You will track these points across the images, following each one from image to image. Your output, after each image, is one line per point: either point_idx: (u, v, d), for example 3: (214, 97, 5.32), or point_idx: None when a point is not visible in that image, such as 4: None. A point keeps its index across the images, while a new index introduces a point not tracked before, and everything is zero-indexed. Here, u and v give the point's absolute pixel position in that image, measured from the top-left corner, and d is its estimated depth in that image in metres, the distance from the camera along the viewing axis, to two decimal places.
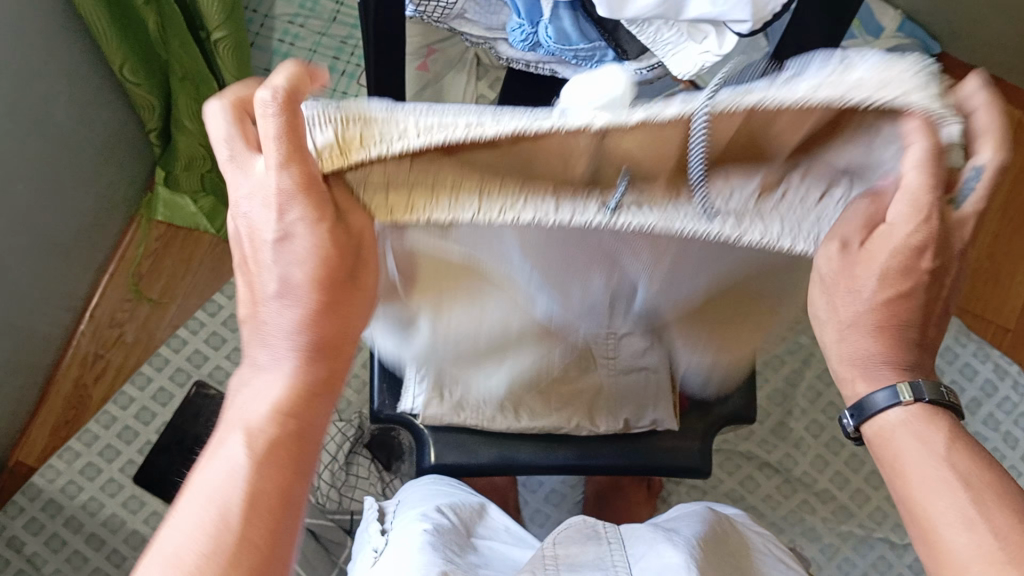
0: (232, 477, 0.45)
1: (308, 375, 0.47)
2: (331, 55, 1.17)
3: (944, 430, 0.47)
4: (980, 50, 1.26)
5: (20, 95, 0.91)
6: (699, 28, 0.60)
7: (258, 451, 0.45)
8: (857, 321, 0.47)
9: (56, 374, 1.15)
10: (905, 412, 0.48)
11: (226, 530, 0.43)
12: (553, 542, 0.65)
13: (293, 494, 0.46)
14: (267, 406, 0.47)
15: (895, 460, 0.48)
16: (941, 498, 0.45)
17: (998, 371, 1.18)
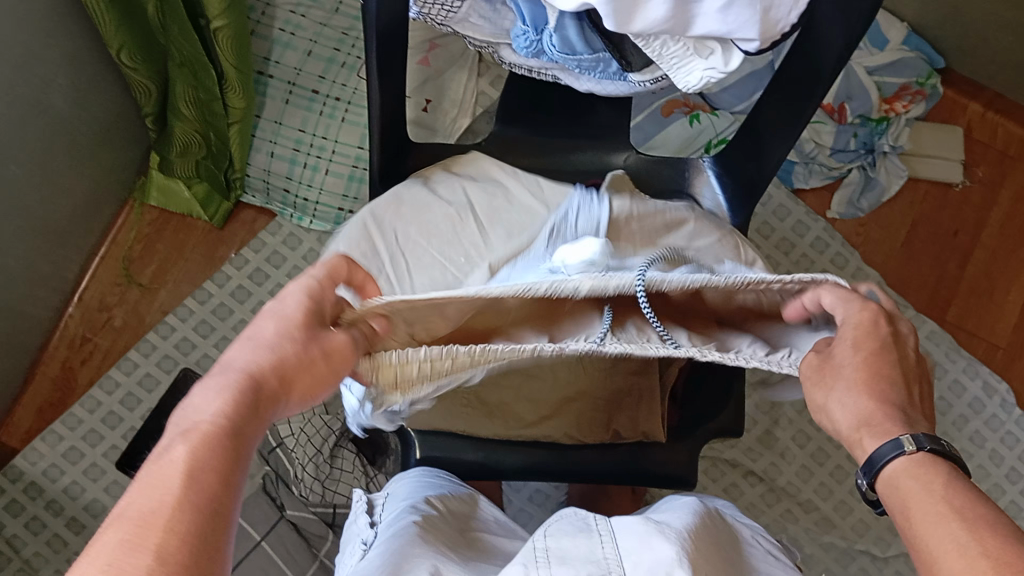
0: (163, 463, 0.36)
1: (252, 384, 0.41)
2: (332, 47, 1.16)
3: (946, 474, 0.44)
4: (983, 67, 1.26)
5: (14, 75, 0.89)
6: (706, 45, 0.59)
7: (195, 437, 0.37)
8: (849, 389, 0.49)
9: (42, 355, 1.14)
10: (907, 461, 0.45)
11: (157, 513, 0.34)
12: (544, 534, 0.62)
13: (228, 492, 0.36)
14: (208, 403, 0.39)
15: (901, 510, 0.44)
16: (942, 529, 0.41)
17: (987, 389, 1.18)
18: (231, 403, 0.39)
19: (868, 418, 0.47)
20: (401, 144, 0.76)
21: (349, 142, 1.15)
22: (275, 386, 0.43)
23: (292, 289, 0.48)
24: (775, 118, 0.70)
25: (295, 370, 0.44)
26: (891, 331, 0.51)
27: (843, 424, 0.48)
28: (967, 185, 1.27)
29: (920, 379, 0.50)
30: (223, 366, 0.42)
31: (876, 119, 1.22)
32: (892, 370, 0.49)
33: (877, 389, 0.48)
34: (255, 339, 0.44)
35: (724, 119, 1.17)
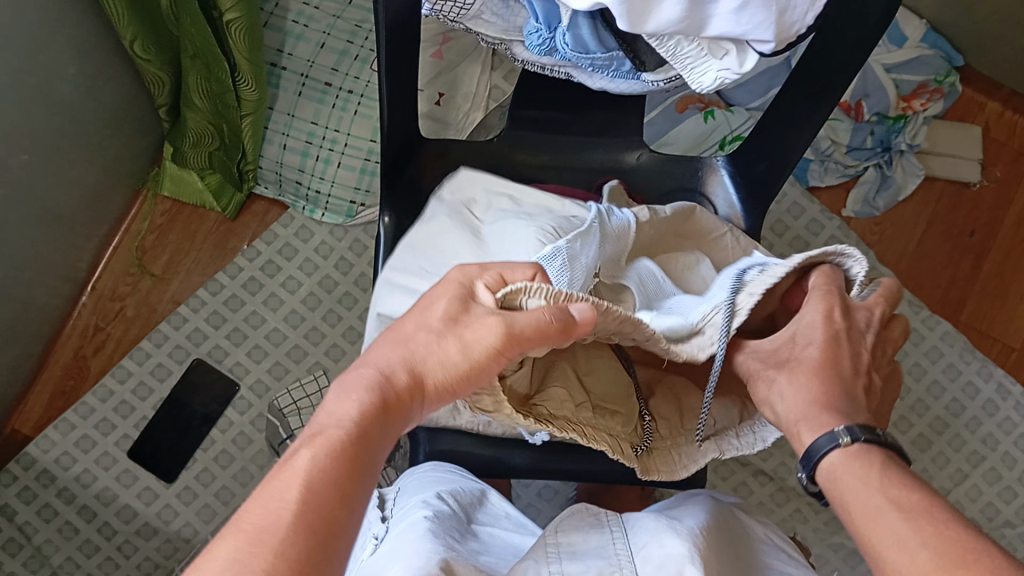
0: (290, 471, 0.41)
1: (382, 393, 0.46)
2: (345, 39, 1.16)
3: (879, 461, 0.48)
4: (1001, 65, 1.24)
5: (28, 68, 0.90)
6: (720, 45, 0.59)
7: (320, 447, 0.42)
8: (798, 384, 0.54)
9: (55, 344, 1.15)
10: (842, 453, 0.49)
11: (277, 525, 0.38)
12: (555, 529, 0.62)
13: (345, 500, 0.41)
14: (339, 416, 0.44)
15: (838, 495, 0.48)
16: (878, 521, 0.44)
17: (1001, 391, 1.17)
18: (363, 420, 0.44)
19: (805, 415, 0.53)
20: (412, 141, 0.76)
21: (361, 135, 1.15)
22: (407, 385, 0.47)
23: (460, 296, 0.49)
24: (789, 119, 0.69)
25: (433, 373, 0.47)
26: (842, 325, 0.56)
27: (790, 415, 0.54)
28: (982, 184, 1.26)
29: (866, 374, 0.56)
30: (365, 365, 0.48)
31: (893, 116, 1.22)
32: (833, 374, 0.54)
33: (823, 385, 0.54)
34: (401, 343, 0.48)
35: (739, 115, 1.16)
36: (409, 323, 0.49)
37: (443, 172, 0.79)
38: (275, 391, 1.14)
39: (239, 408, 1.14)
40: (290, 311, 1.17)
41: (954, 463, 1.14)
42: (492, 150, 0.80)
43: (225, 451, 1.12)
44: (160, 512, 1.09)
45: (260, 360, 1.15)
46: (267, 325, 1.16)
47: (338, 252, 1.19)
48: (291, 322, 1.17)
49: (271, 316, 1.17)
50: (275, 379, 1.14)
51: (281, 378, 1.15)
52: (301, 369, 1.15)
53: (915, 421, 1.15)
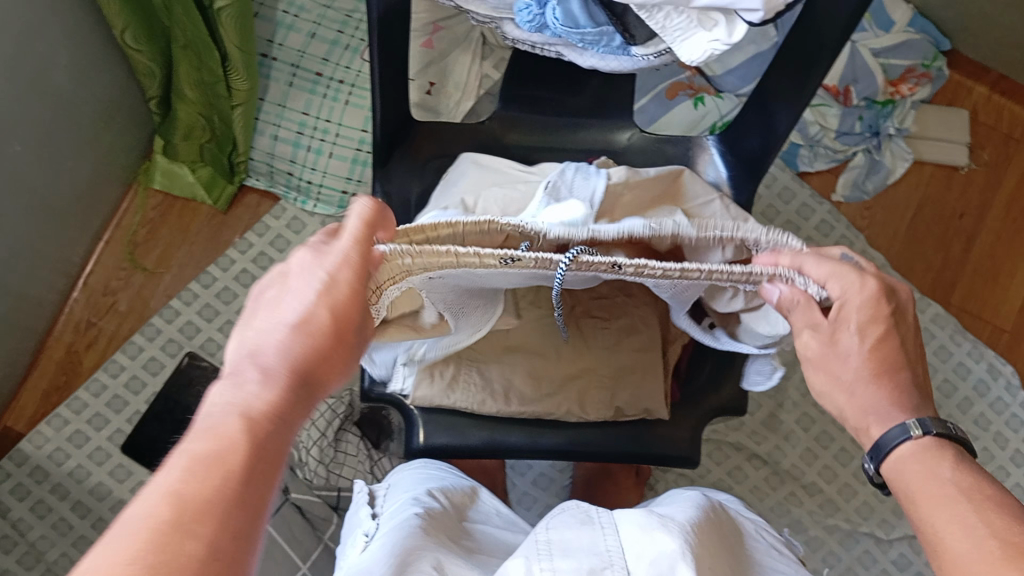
0: (215, 444, 0.38)
1: (286, 378, 0.42)
2: (336, 29, 1.16)
3: (952, 457, 0.46)
4: (988, 49, 1.26)
5: (21, 54, 0.90)
6: (710, 16, 0.59)
7: (246, 428, 0.39)
8: (853, 367, 0.50)
9: (47, 339, 1.14)
10: (914, 445, 0.48)
11: (211, 499, 0.36)
12: (546, 527, 0.62)
13: (269, 486, 0.39)
14: (248, 399, 0.41)
15: (906, 490, 0.47)
16: (949, 512, 0.44)
17: (992, 371, 1.17)
18: (267, 420, 0.40)
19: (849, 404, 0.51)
20: (404, 122, 0.76)
21: (354, 125, 1.15)
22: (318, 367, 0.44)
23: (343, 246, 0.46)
24: (777, 91, 0.69)
25: (330, 364, 0.45)
26: (892, 308, 0.50)
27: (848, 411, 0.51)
28: (971, 168, 1.27)
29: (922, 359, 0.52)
30: (264, 346, 0.44)
31: (881, 101, 1.22)
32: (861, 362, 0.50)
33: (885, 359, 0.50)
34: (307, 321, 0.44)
35: (729, 101, 1.17)
36: (297, 291, 0.45)
37: (435, 154, 0.79)
38: None
39: None
40: None
41: None
42: (484, 131, 0.81)
43: None
44: None
45: None
46: None
47: None
48: None
49: None
50: None
51: None
52: None
53: None
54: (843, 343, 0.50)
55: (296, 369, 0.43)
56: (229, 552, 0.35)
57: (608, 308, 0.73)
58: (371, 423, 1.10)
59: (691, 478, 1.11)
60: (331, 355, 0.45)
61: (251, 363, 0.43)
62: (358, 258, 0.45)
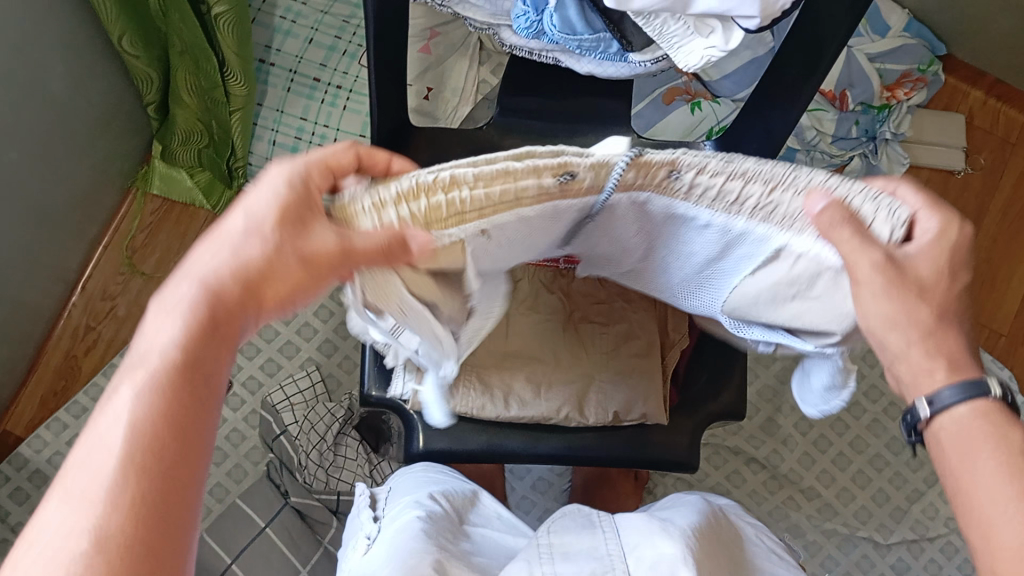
0: (116, 410, 0.39)
1: (202, 319, 0.42)
2: (333, 34, 1.17)
3: (1010, 421, 0.45)
4: (984, 54, 1.26)
5: (18, 60, 0.90)
6: (707, 23, 0.60)
7: (147, 386, 0.40)
8: (918, 314, 0.45)
9: (46, 344, 1.14)
10: (974, 404, 0.45)
11: (112, 470, 0.37)
12: (548, 531, 0.63)
13: (184, 437, 0.40)
14: (161, 347, 0.41)
15: (957, 451, 0.46)
16: (1003, 483, 0.43)
17: (989, 376, 1.18)
18: (169, 371, 0.41)
19: (906, 361, 0.47)
20: (403, 127, 0.77)
21: (351, 129, 1.15)
22: (243, 301, 0.43)
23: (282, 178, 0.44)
24: (774, 98, 0.70)
25: (264, 295, 0.43)
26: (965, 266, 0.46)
27: (906, 368, 0.47)
28: (968, 172, 1.27)
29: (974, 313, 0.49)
30: (189, 284, 0.43)
31: (877, 106, 1.23)
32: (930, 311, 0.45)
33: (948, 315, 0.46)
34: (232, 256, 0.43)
35: (726, 106, 1.18)
36: (229, 221, 0.43)
37: (434, 160, 0.80)
38: (268, 387, 1.14)
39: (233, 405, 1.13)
40: None
41: None
42: (483, 137, 0.81)
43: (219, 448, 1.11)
44: None
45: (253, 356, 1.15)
46: None
47: None
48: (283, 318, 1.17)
49: None
50: (269, 375, 1.14)
51: (274, 374, 1.15)
52: (294, 365, 1.15)
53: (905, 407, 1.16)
54: (922, 277, 0.45)
55: (215, 305, 0.43)
56: (131, 523, 0.37)
57: (606, 313, 0.74)
58: (371, 428, 1.10)
59: (689, 482, 1.11)
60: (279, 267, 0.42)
61: (181, 297, 0.43)
62: (285, 180, 0.43)
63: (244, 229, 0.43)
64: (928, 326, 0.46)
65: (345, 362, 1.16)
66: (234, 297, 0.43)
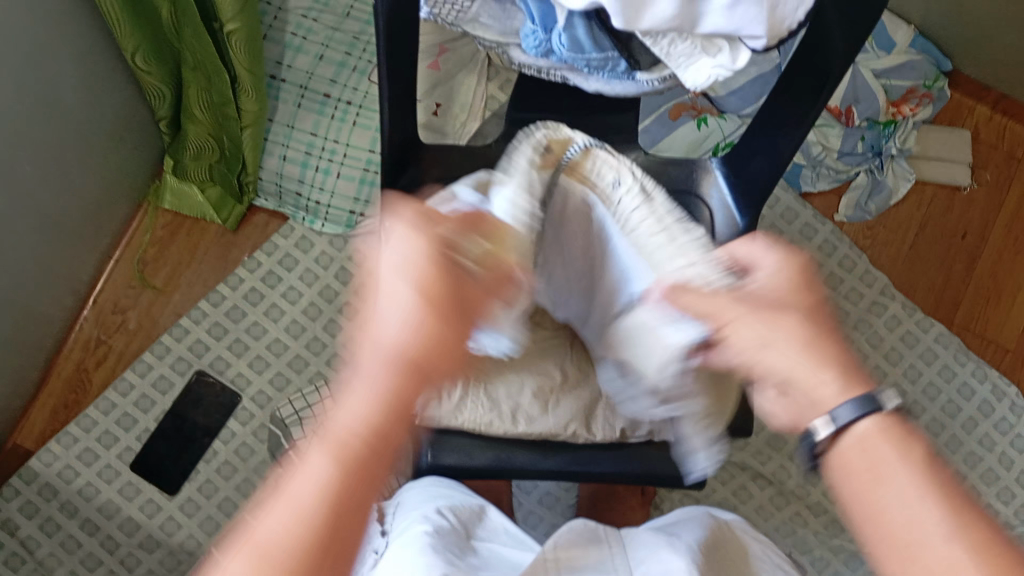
0: (308, 475, 0.44)
1: (389, 393, 0.47)
2: (344, 50, 1.18)
3: (914, 439, 0.45)
4: (989, 70, 1.27)
5: (33, 77, 0.91)
6: (714, 43, 0.61)
7: (338, 453, 0.44)
8: (793, 324, 0.49)
9: (57, 356, 1.15)
10: (876, 421, 0.45)
11: (302, 529, 0.42)
12: (554, 544, 0.64)
13: (366, 499, 0.45)
14: (349, 416, 0.46)
15: (864, 472, 0.45)
16: (914, 501, 0.43)
17: (996, 391, 1.18)
18: (358, 442, 0.45)
19: (799, 375, 0.48)
20: (413, 144, 0.78)
21: (361, 145, 1.17)
22: (416, 381, 0.49)
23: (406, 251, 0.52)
24: (779, 116, 0.70)
25: (427, 369, 0.49)
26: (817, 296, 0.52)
27: (801, 382, 0.48)
28: (973, 188, 1.28)
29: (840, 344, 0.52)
30: (369, 362, 0.48)
31: (883, 122, 1.23)
32: (803, 319, 0.50)
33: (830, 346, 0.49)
34: (395, 333, 0.49)
35: (732, 122, 1.19)
36: (386, 311, 0.50)
37: (443, 176, 0.81)
38: (277, 401, 1.15)
39: (241, 419, 1.14)
40: (290, 321, 1.18)
41: (952, 464, 1.15)
42: (492, 154, 0.82)
43: (228, 461, 1.12)
44: (163, 524, 1.10)
45: (262, 370, 1.16)
46: (268, 335, 1.18)
47: (337, 262, 1.21)
48: (291, 331, 1.18)
49: (272, 326, 1.18)
50: (277, 389, 1.15)
51: (283, 388, 1.16)
52: (302, 379, 1.16)
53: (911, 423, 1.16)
54: (772, 291, 0.52)
55: (393, 378, 0.48)
56: None
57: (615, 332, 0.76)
58: None
59: (696, 497, 1.12)
60: (439, 334, 0.50)
61: (360, 374, 0.48)
62: (422, 244, 0.52)
63: (395, 314, 0.50)
64: (808, 337, 0.49)
65: None
66: (408, 370, 0.48)
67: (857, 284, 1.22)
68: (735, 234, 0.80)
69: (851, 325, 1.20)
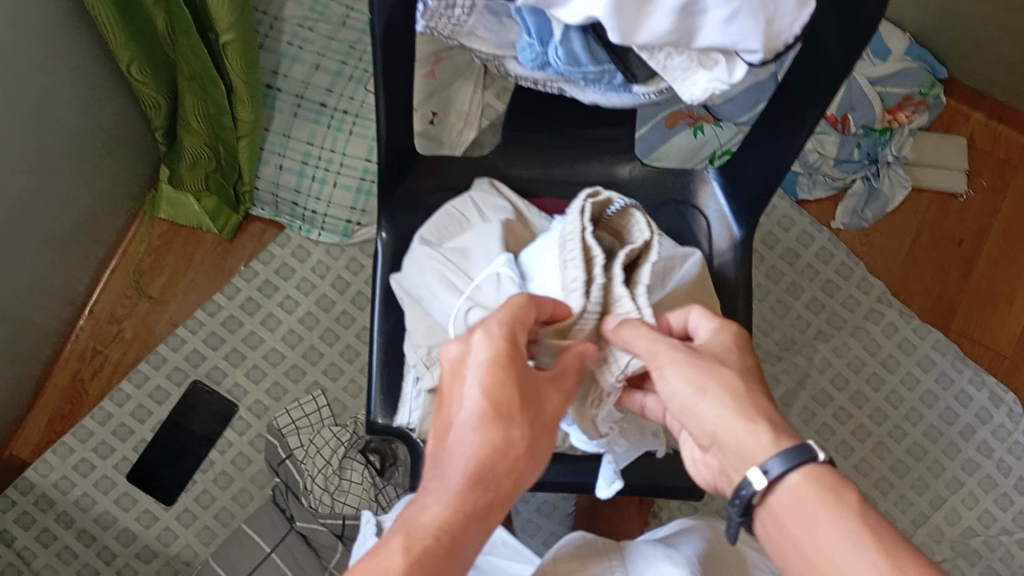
0: (378, 570, 0.43)
1: (472, 495, 0.46)
2: (339, 60, 1.18)
3: (840, 483, 0.47)
4: (984, 77, 1.27)
5: (28, 87, 0.91)
6: (710, 56, 0.60)
7: (413, 551, 0.43)
8: (727, 377, 0.51)
9: (53, 366, 1.15)
10: (803, 472, 0.47)
11: None
12: (552, 560, 0.63)
13: None
14: (427, 517, 0.45)
15: (797, 522, 0.47)
16: (851, 548, 0.44)
17: (994, 398, 1.18)
18: (431, 544, 0.44)
19: (728, 430, 0.50)
20: (409, 155, 0.78)
21: (357, 154, 1.16)
22: (502, 483, 0.47)
23: (489, 338, 0.49)
24: (776, 127, 0.71)
25: (514, 470, 0.48)
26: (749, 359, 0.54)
27: (731, 438, 0.50)
28: (969, 194, 1.28)
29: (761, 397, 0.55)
30: (450, 460, 0.47)
31: (879, 129, 1.24)
32: (735, 374, 0.51)
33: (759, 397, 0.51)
34: (478, 431, 0.47)
35: (728, 130, 1.19)
36: (466, 404, 0.48)
37: (440, 187, 0.80)
38: (274, 411, 1.15)
39: (238, 428, 1.14)
40: (287, 330, 1.18)
41: (950, 471, 1.15)
42: (489, 165, 0.82)
43: (224, 472, 1.12)
44: (159, 535, 1.09)
45: (259, 380, 1.16)
46: (265, 345, 1.17)
47: (334, 271, 1.21)
48: (288, 341, 1.18)
49: (269, 336, 1.18)
50: (274, 399, 1.15)
51: (280, 398, 1.15)
52: (300, 389, 1.16)
53: (909, 431, 1.16)
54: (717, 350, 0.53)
55: (473, 480, 0.46)
56: None
57: None
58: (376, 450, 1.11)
59: (694, 506, 1.12)
60: (515, 448, 0.48)
61: (443, 472, 0.47)
62: (504, 345, 0.49)
63: (473, 410, 0.48)
64: (738, 390, 0.51)
65: (350, 386, 1.16)
66: (488, 473, 0.47)
67: (854, 291, 1.22)
68: (732, 244, 0.80)
69: (848, 332, 1.20)
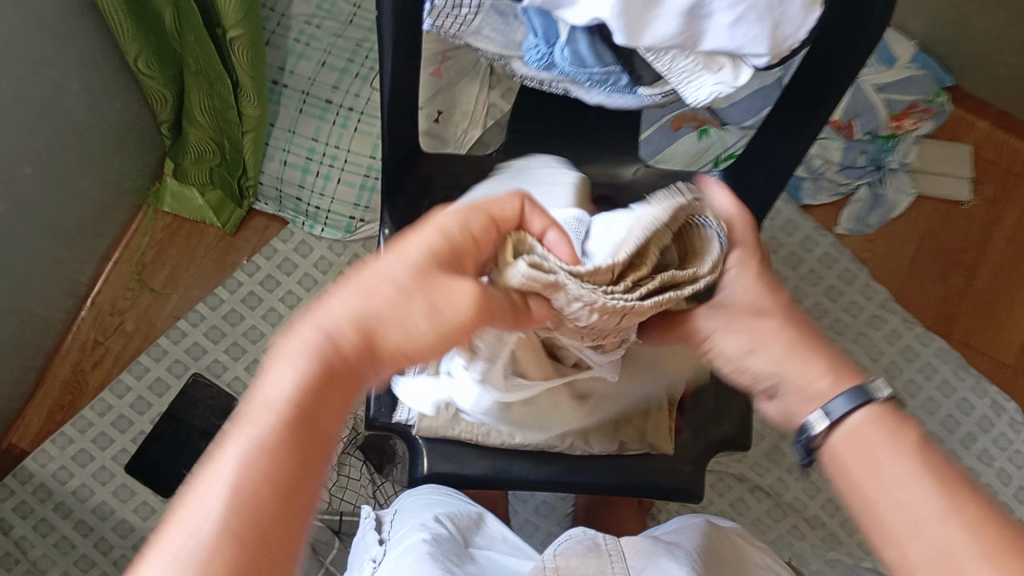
0: (221, 462, 0.38)
1: (333, 367, 0.41)
2: (346, 57, 1.18)
3: (909, 426, 0.46)
4: (991, 86, 1.27)
5: (35, 80, 0.91)
6: (716, 60, 0.60)
7: (260, 432, 0.39)
8: (774, 330, 0.52)
9: (54, 357, 1.15)
10: (872, 409, 0.47)
11: (204, 532, 0.36)
12: (553, 554, 0.62)
13: (292, 499, 0.38)
14: (279, 389, 0.40)
15: (859, 462, 0.46)
16: (909, 489, 0.43)
17: (995, 407, 1.18)
18: (278, 429, 0.39)
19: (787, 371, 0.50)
20: (413, 152, 0.78)
21: (362, 151, 1.17)
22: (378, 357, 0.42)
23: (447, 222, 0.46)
24: (780, 133, 0.70)
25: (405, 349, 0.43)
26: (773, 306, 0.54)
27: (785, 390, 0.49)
28: (973, 203, 1.28)
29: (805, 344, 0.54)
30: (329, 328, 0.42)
31: (884, 136, 1.23)
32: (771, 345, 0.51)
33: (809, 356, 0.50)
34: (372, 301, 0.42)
35: (733, 134, 1.19)
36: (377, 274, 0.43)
37: (444, 186, 0.80)
38: None
39: None
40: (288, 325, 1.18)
41: None
42: (492, 164, 0.82)
43: None
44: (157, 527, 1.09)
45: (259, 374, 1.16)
46: (266, 339, 1.18)
47: (337, 267, 1.21)
48: None
49: (270, 331, 1.18)
50: None
51: None
52: None
53: None
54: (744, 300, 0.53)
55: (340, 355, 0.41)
56: None
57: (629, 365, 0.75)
58: (375, 448, 1.10)
59: (692, 508, 1.12)
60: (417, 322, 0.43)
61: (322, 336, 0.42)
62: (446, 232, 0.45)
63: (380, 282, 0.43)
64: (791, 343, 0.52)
65: None
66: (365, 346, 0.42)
67: (856, 297, 1.22)
68: None
69: (850, 338, 1.20)
